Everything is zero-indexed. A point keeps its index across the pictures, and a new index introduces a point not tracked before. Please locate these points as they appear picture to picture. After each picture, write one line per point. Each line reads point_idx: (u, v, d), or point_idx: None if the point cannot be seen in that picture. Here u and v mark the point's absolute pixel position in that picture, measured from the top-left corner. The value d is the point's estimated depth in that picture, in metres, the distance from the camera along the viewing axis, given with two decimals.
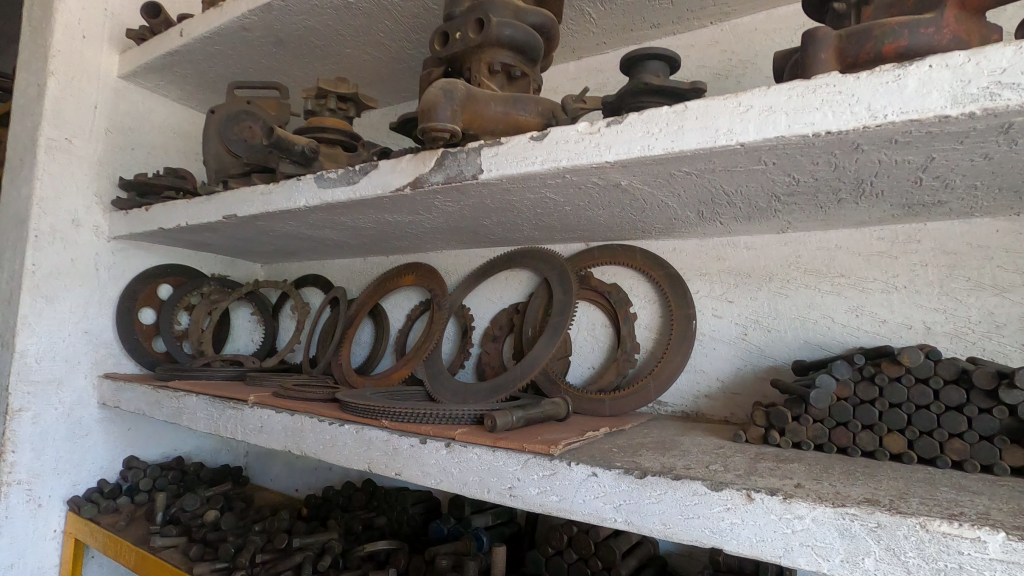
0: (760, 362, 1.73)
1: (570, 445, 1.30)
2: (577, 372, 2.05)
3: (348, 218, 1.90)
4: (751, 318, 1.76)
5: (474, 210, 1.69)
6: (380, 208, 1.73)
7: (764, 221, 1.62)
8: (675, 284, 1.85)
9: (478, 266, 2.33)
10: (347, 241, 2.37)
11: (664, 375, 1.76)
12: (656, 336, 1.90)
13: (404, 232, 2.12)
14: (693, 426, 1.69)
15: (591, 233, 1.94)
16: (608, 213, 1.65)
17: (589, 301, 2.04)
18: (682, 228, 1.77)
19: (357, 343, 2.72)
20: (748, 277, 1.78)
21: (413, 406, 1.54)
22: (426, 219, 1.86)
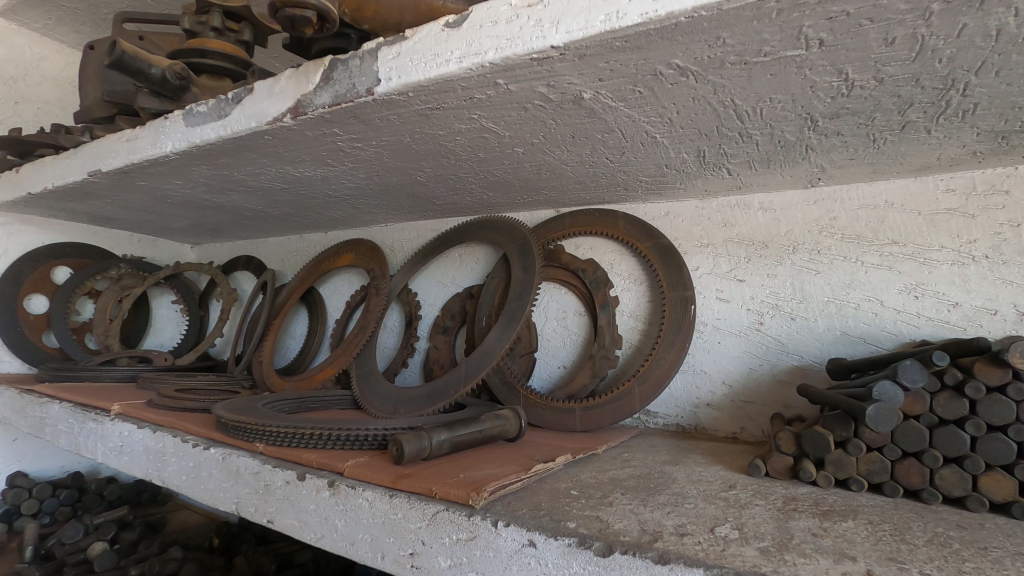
0: (780, 361, 1.29)
1: (506, 489, 0.87)
2: (543, 373, 1.61)
3: (241, 172, 1.45)
4: (769, 303, 1.32)
5: (395, 154, 1.25)
6: (271, 154, 1.29)
7: (787, 168, 1.18)
8: (668, 259, 1.41)
9: (427, 241, 1.89)
10: (267, 211, 1.93)
11: (654, 379, 1.33)
12: (642, 328, 1.46)
13: (327, 196, 1.68)
14: (690, 446, 1.26)
15: (558, 194, 1.50)
16: (574, 159, 1.21)
17: (559, 282, 1.61)
18: (675, 183, 1.33)
19: (290, 336, 2.29)
20: (765, 248, 1.34)
21: (300, 424, 1.10)
22: (340, 172, 1.41)
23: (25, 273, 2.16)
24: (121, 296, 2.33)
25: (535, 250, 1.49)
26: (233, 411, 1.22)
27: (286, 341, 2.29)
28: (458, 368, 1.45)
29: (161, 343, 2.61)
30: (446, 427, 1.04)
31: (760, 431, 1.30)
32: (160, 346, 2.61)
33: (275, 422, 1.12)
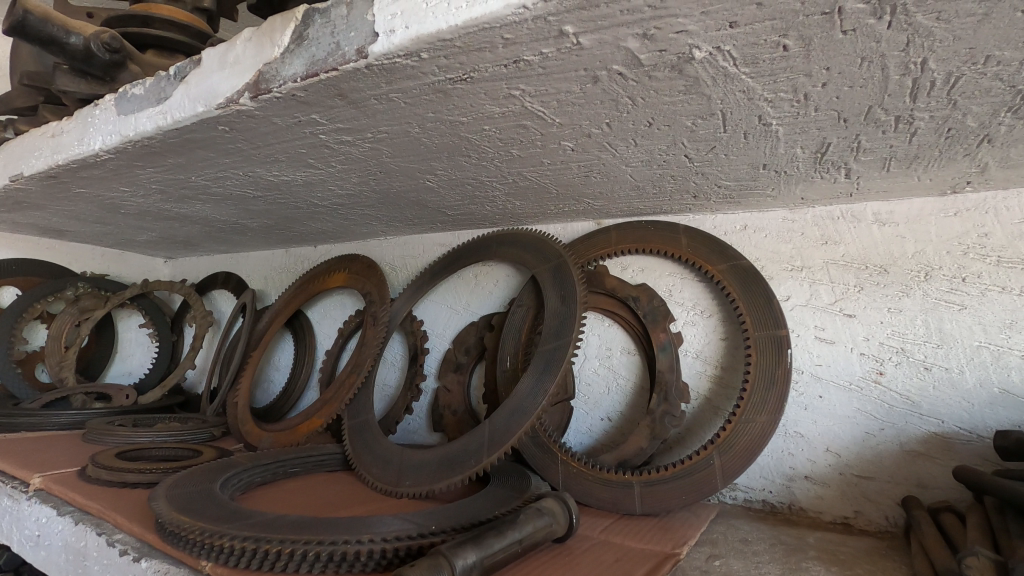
0: (910, 426, 0.97)
1: None
2: (582, 427, 1.30)
3: (201, 176, 1.14)
4: (892, 347, 1.00)
5: (400, 151, 0.93)
6: (236, 153, 0.98)
7: (934, 167, 0.86)
8: (750, 287, 1.09)
9: (435, 259, 1.57)
10: (243, 222, 1.60)
11: (741, 447, 1.01)
12: (714, 373, 1.15)
13: (312, 205, 1.36)
14: (794, 542, 0.94)
15: (604, 202, 1.18)
16: (640, 156, 0.90)
17: (602, 313, 1.29)
18: (766, 189, 1.02)
19: (273, 367, 1.96)
20: (884, 274, 1.02)
21: (265, 533, 0.78)
22: (327, 176, 1.10)
23: None
24: (81, 320, 2.01)
25: (575, 275, 1.17)
26: (177, 502, 0.89)
27: (269, 374, 1.96)
28: (480, 428, 1.12)
29: (128, 372, 2.27)
30: (473, 546, 0.71)
31: (884, 517, 0.98)
32: (127, 376, 2.28)
33: (232, 526, 0.80)
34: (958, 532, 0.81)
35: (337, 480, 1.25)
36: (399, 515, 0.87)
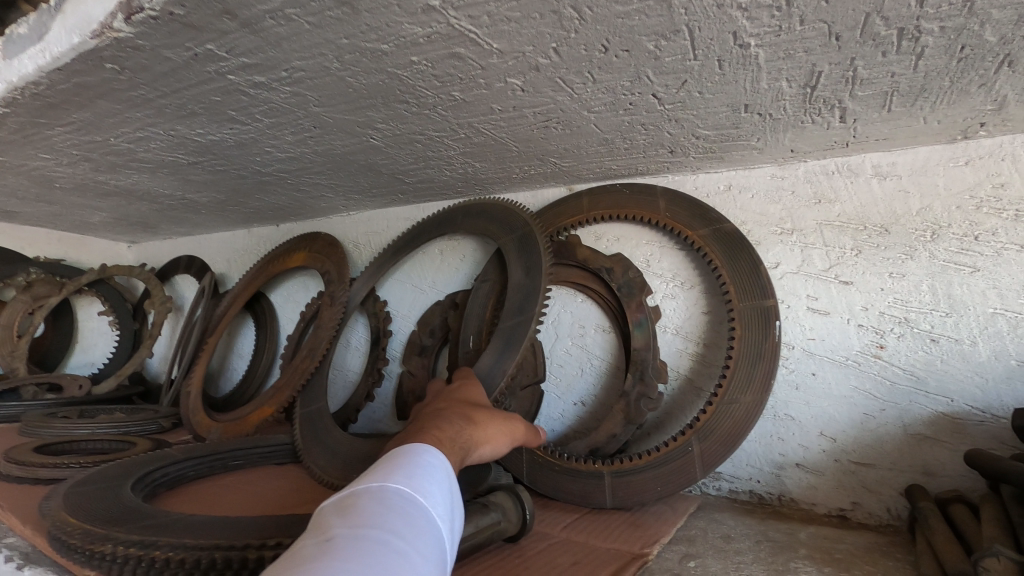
0: (915, 405, 0.86)
1: None
2: (554, 413, 1.18)
3: (119, 137, 1.02)
4: (894, 316, 0.88)
5: (328, 97, 0.81)
6: (144, 104, 0.86)
7: (944, 103, 0.74)
8: (734, 253, 0.97)
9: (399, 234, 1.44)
10: (190, 197, 1.48)
11: (723, 432, 0.90)
12: (696, 351, 1.03)
13: (257, 174, 1.24)
14: (783, 539, 0.82)
15: (572, 162, 1.06)
16: (601, 96, 0.78)
17: (573, 287, 1.17)
18: (752, 138, 0.89)
19: (236, 356, 1.84)
20: (884, 234, 0.90)
21: (160, 536, 0.67)
22: (258, 133, 0.98)
23: None
24: (35, 308, 1.89)
25: (541, 244, 1.04)
26: (74, 502, 0.78)
27: (231, 361, 1.85)
28: None
29: (90, 363, 2.16)
30: None
31: (885, 509, 0.87)
32: (90, 367, 2.16)
33: (125, 528, 0.69)
34: (971, 527, 0.70)
35: (284, 473, 1.13)
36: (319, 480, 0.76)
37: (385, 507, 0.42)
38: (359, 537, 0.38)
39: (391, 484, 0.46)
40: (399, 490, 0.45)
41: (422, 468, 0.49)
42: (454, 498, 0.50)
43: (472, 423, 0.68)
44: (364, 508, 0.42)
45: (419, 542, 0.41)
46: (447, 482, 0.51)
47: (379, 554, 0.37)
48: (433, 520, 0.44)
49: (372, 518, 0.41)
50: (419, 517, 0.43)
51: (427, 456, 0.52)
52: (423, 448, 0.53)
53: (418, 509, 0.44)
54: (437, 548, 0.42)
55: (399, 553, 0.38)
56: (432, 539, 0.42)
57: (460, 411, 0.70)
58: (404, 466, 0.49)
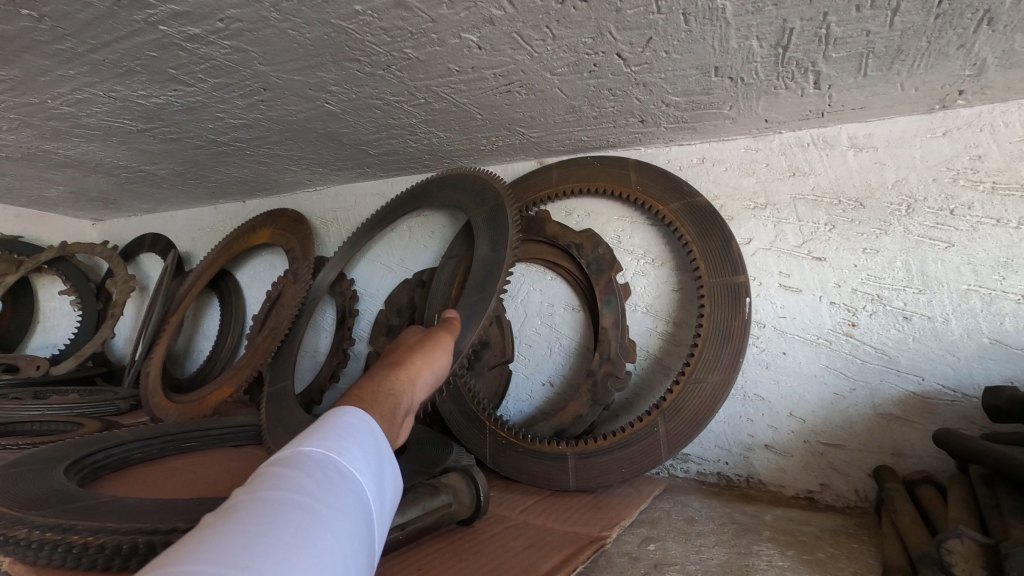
0: (886, 385, 0.83)
1: None
2: (522, 394, 1.15)
3: (58, 99, 0.96)
4: (867, 294, 0.85)
5: (272, 53, 0.76)
6: (75, 60, 0.80)
7: (921, 67, 0.70)
8: (706, 228, 0.93)
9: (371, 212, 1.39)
10: (147, 169, 1.42)
11: (689, 412, 0.87)
12: (666, 330, 1.00)
13: (212, 143, 1.18)
14: (748, 521, 0.80)
15: (540, 132, 1.01)
16: (563, 55, 0.73)
17: (543, 264, 1.13)
18: (724, 106, 0.85)
19: (202, 336, 1.78)
20: (859, 208, 0.86)
21: (84, 518, 0.63)
22: (205, 95, 0.92)
23: None
24: None
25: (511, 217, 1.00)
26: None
27: (197, 342, 1.79)
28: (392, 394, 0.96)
29: (53, 344, 2.08)
30: None
31: (853, 490, 0.85)
32: (51, 348, 2.08)
33: (48, 510, 0.65)
34: (936, 509, 0.67)
35: (240, 454, 1.09)
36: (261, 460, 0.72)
37: (295, 469, 0.38)
38: (260, 503, 0.34)
39: (302, 444, 0.42)
40: (310, 450, 0.41)
41: (341, 423, 0.45)
42: (383, 449, 0.46)
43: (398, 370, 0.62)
44: (266, 475, 0.38)
45: (328, 500, 0.37)
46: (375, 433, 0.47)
47: (280, 518, 0.33)
48: (351, 476, 0.40)
49: (272, 484, 0.37)
50: (332, 474, 0.39)
51: (350, 411, 0.48)
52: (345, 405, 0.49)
53: (332, 466, 0.40)
54: (353, 506, 0.38)
55: (305, 515, 0.35)
56: (345, 496, 0.38)
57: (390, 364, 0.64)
58: (325, 423, 0.45)
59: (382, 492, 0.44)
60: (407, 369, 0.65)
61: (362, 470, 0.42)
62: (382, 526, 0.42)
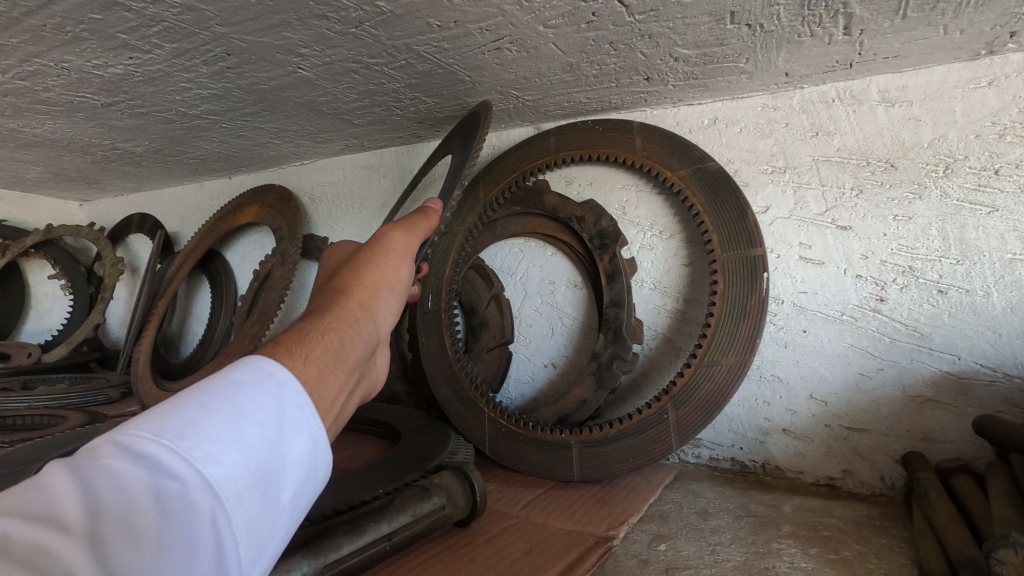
0: (916, 365, 0.76)
1: None
2: (523, 376, 1.09)
3: (8, 71, 0.88)
4: (898, 265, 0.77)
5: (228, 11, 0.67)
6: (13, 26, 0.72)
7: (971, 5, 0.61)
8: (718, 195, 0.85)
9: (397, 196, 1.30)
10: (122, 145, 1.33)
11: (702, 397, 0.80)
12: (675, 307, 0.94)
13: (184, 116, 1.10)
14: (766, 513, 0.74)
15: (535, 94, 0.92)
16: (557, 3, 0.64)
17: (543, 239, 1.05)
18: (739, 58, 0.76)
19: (195, 319, 1.73)
20: (890, 170, 0.78)
21: None
22: (165, 63, 0.83)
23: None
24: None
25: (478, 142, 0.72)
26: None
27: (190, 325, 1.74)
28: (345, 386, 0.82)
29: (47, 330, 2.04)
30: (303, 553, 0.51)
31: (878, 477, 0.79)
32: (46, 333, 2.04)
33: None
34: (975, 503, 0.61)
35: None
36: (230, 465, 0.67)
37: (127, 461, 0.31)
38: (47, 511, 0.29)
39: (159, 412, 0.35)
40: (163, 425, 0.33)
41: (235, 394, 0.36)
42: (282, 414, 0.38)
43: (345, 291, 0.56)
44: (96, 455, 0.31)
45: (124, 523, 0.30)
46: (272, 394, 0.39)
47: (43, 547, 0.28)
48: (196, 468, 0.32)
49: (89, 470, 0.31)
50: (164, 477, 0.31)
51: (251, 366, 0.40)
52: (255, 356, 0.41)
53: (167, 454, 0.32)
54: (171, 518, 0.31)
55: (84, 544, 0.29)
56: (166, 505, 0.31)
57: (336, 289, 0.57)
58: (224, 387, 0.37)
59: (271, 485, 0.36)
60: (357, 293, 0.56)
61: (222, 454, 0.33)
62: (251, 533, 0.34)
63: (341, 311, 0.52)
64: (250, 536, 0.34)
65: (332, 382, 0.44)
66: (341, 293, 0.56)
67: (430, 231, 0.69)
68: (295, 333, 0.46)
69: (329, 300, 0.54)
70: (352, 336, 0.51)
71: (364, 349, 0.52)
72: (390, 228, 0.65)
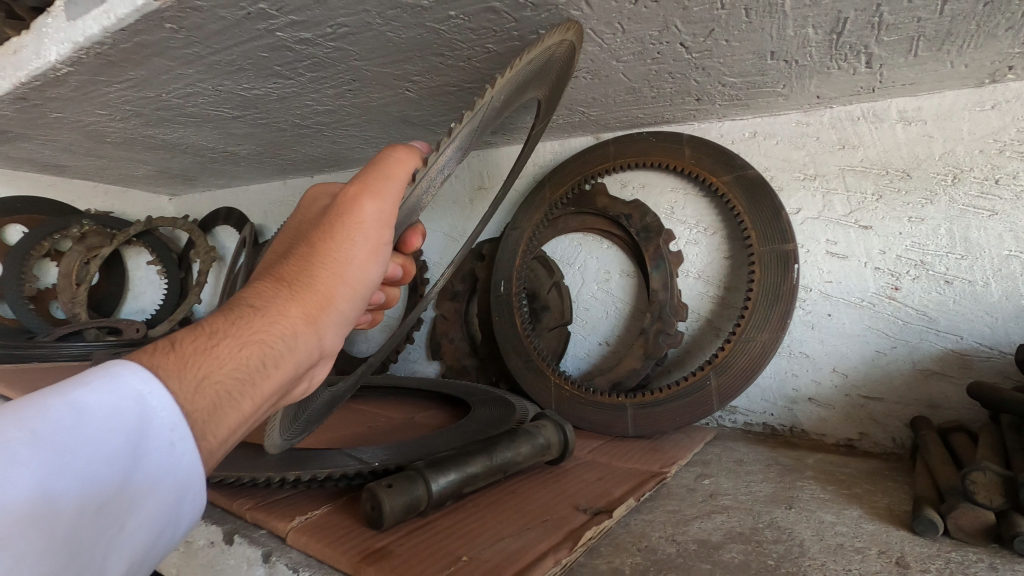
0: (924, 344, 0.90)
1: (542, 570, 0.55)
2: (579, 352, 1.26)
3: (170, 93, 1.08)
4: (911, 260, 0.91)
5: (368, 51, 0.86)
6: (197, 61, 0.91)
7: (970, 47, 0.75)
8: (757, 198, 1.00)
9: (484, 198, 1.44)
10: (230, 148, 1.54)
11: (739, 367, 0.96)
12: (716, 294, 1.09)
13: (294, 126, 1.30)
14: (791, 463, 0.90)
15: (599, 111, 1.08)
16: (631, 45, 0.81)
17: (599, 233, 1.22)
18: (778, 85, 0.91)
19: None
20: (906, 178, 0.92)
21: (232, 467, 0.76)
22: (300, 87, 1.03)
23: None
24: (89, 258, 2.03)
25: (531, 57, 0.63)
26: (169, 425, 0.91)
27: None
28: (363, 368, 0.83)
29: (142, 310, 2.30)
30: (445, 461, 0.69)
31: (890, 438, 0.93)
32: (141, 313, 2.30)
33: None
34: (964, 450, 0.76)
35: (343, 413, 1.26)
36: (303, 421, 0.77)
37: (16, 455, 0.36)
38: None
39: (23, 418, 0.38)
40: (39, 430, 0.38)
41: (112, 402, 0.41)
42: (140, 442, 0.42)
43: (277, 278, 0.54)
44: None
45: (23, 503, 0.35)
46: (138, 425, 0.42)
47: None
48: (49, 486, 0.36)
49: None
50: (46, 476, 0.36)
51: (117, 380, 0.42)
52: (132, 373, 0.43)
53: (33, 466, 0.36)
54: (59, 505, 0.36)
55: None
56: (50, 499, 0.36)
57: (272, 271, 0.55)
58: (98, 399, 0.41)
59: (129, 491, 0.42)
60: (285, 280, 0.53)
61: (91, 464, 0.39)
62: (108, 530, 0.40)
63: (268, 315, 0.50)
64: (100, 538, 0.39)
65: (216, 411, 0.46)
66: (273, 280, 0.53)
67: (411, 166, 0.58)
68: (194, 348, 0.46)
69: (264, 296, 0.52)
70: (260, 339, 0.49)
71: (287, 366, 0.51)
72: (359, 197, 0.55)
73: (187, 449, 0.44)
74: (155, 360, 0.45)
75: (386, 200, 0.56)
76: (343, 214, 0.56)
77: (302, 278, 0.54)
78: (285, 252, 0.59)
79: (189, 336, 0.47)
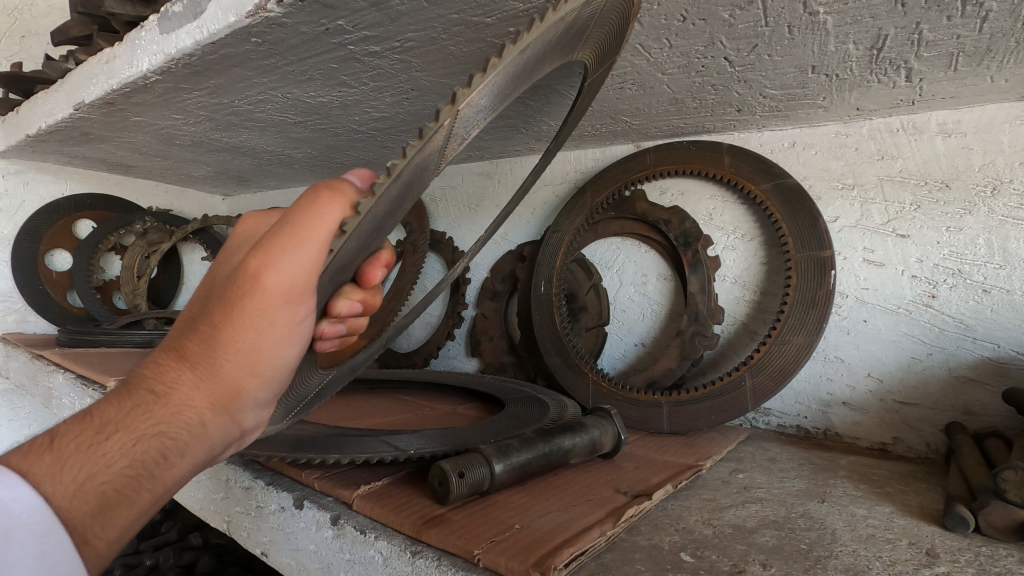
0: (960, 351, 0.92)
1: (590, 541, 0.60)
2: (616, 352, 1.31)
3: (243, 99, 1.17)
4: (948, 269, 0.94)
5: (430, 63, 0.93)
6: (272, 71, 1.00)
7: (1011, 62, 0.77)
8: (794, 206, 1.03)
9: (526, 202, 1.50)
10: (287, 151, 1.64)
11: (774, 369, 0.99)
12: (753, 298, 1.13)
13: (351, 132, 1.38)
14: (824, 463, 0.93)
15: (641, 120, 1.13)
16: (676, 59, 0.86)
17: (638, 238, 1.26)
18: (817, 97, 0.94)
19: None
20: (945, 189, 0.94)
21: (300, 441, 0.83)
22: (362, 95, 1.10)
23: (44, 227, 2.01)
24: (150, 253, 2.15)
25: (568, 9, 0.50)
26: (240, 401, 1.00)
27: None
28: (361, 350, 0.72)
29: None
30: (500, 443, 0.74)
31: (924, 443, 0.95)
32: None
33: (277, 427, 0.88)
34: (997, 454, 0.78)
35: (390, 402, 1.33)
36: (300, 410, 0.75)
37: None
38: None
39: None
40: None
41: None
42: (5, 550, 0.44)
43: (182, 356, 0.55)
44: None
45: None
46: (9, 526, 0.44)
47: None
48: None
49: None
50: None
51: None
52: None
53: None
54: None
55: None
56: None
57: (177, 348, 0.55)
58: None
59: None
60: (190, 364, 0.55)
61: None
62: None
63: (166, 409, 0.53)
64: None
65: (109, 502, 0.50)
66: (177, 362, 0.55)
67: (330, 219, 0.49)
68: (76, 446, 0.49)
69: (166, 380, 0.54)
70: (157, 432, 0.52)
71: (195, 447, 0.55)
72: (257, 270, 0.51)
73: (62, 554, 0.47)
74: (34, 461, 0.48)
75: (285, 271, 0.50)
76: (242, 293, 0.52)
77: (206, 360, 0.54)
78: (197, 310, 0.58)
79: (73, 436, 0.50)
